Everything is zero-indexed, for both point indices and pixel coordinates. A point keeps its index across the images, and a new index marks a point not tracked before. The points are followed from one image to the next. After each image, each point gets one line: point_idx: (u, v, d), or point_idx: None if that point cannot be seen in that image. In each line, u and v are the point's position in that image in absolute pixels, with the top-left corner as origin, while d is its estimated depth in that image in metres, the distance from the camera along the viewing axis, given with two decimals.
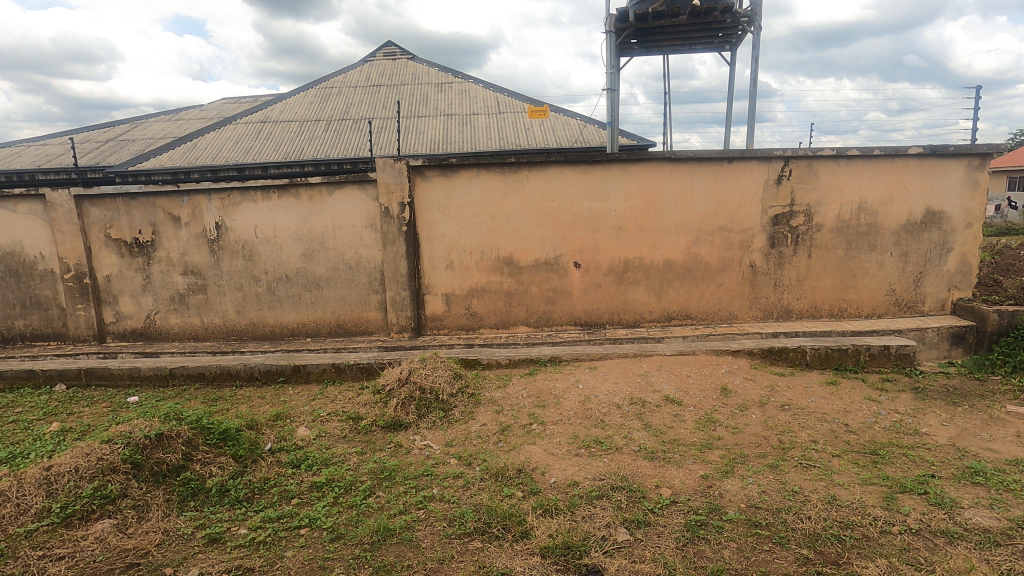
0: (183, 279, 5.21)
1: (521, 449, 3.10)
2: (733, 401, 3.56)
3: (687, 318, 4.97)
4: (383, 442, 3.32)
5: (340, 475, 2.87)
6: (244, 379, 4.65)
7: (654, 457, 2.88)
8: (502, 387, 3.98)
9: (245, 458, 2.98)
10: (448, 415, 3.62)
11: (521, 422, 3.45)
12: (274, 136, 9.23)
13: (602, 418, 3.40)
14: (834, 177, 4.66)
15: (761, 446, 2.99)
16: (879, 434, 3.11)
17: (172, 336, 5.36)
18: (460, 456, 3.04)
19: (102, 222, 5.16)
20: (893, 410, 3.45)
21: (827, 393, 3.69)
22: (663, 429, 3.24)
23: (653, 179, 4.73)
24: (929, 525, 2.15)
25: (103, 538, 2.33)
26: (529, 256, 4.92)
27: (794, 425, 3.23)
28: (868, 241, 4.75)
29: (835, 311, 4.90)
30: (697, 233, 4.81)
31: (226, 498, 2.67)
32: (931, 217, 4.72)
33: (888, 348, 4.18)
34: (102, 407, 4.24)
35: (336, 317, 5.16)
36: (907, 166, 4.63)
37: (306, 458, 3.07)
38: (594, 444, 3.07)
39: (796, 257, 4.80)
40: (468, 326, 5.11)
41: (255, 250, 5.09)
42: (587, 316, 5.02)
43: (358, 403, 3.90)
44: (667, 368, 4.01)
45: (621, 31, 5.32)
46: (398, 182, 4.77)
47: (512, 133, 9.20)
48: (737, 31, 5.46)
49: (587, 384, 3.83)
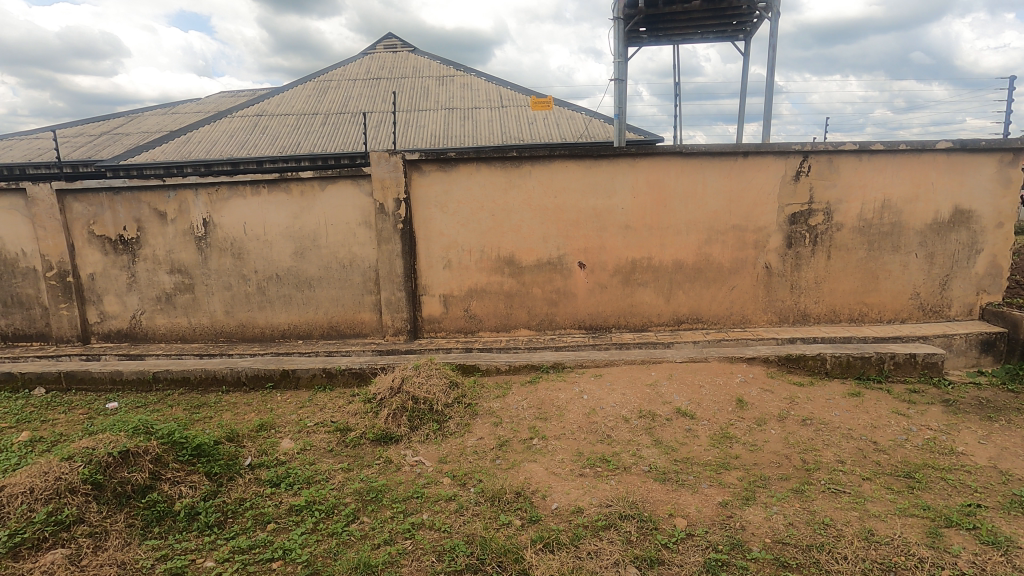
0: (169, 278, 4.97)
1: (520, 467, 2.85)
2: (750, 414, 3.29)
3: (697, 322, 4.70)
4: (371, 458, 3.09)
5: (321, 497, 2.64)
6: (231, 385, 4.42)
7: (666, 479, 2.63)
8: (501, 397, 3.72)
9: (219, 477, 2.77)
10: (442, 427, 3.36)
11: (521, 436, 3.19)
12: (270, 130, 8.97)
13: (608, 433, 3.13)
14: (855, 173, 4.37)
15: (783, 467, 2.74)
16: (911, 453, 2.85)
17: (158, 338, 5.13)
18: (454, 475, 2.80)
19: (85, 218, 4.93)
20: (925, 426, 3.18)
21: (851, 406, 3.42)
22: (675, 445, 2.98)
23: (663, 174, 4.46)
24: (984, 569, 1.89)
25: (51, 573, 2.08)
26: (531, 255, 4.66)
27: (818, 442, 2.98)
28: (892, 242, 4.47)
29: (854, 315, 4.62)
30: (709, 232, 4.54)
31: (195, 523, 2.44)
32: (960, 216, 4.43)
33: (914, 357, 3.91)
34: (78, 414, 4.02)
35: (328, 319, 4.92)
36: (935, 162, 4.34)
37: (286, 476, 2.85)
38: (600, 463, 2.81)
39: (814, 258, 4.53)
40: (467, 329, 4.86)
41: (244, 248, 4.85)
42: (592, 319, 4.76)
43: (347, 412, 3.66)
44: (678, 377, 3.73)
45: (630, 17, 4.98)
46: (393, 176, 4.52)
47: (515, 128, 8.91)
48: (752, 19, 5.18)
49: (592, 395, 3.56)
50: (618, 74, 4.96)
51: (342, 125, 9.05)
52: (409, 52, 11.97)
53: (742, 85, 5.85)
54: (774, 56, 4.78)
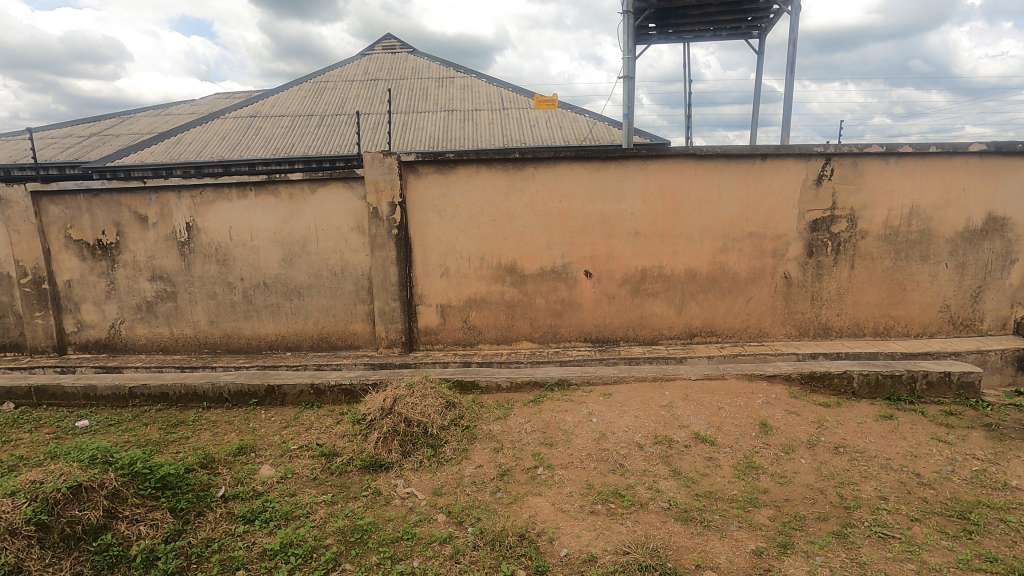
0: (150, 286, 4.68)
1: (524, 502, 2.54)
2: (776, 440, 2.99)
3: (711, 335, 4.41)
4: (358, 488, 2.79)
5: (298, 538, 2.33)
6: (212, 401, 4.12)
7: (689, 520, 2.33)
8: (501, 419, 3.41)
9: (185, 513, 2.47)
10: (437, 453, 3.06)
11: (524, 465, 2.89)
12: (264, 131, 8.70)
13: (621, 461, 2.83)
14: (881, 177, 4.09)
15: (818, 504, 2.44)
16: (960, 488, 2.56)
17: (137, 350, 4.83)
18: (450, 511, 2.50)
19: (62, 221, 4.64)
20: (970, 455, 2.88)
21: (886, 431, 3.12)
22: (696, 477, 2.68)
23: (676, 177, 4.18)
24: None
25: None
26: (533, 263, 4.37)
27: (855, 474, 2.68)
28: (920, 251, 4.18)
29: (879, 329, 4.32)
30: (724, 239, 4.25)
31: (153, 571, 2.15)
32: (994, 224, 4.15)
33: (949, 376, 3.62)
34: (44, 434, 3.71)
35: (318, 330, 4.62)
36: (967, 166, 4.06)
37: (263, 511, 2.54)
38: (613, 499, 2.51)
39: (836, 267, 4.24)
40: (466, 341, 4.55)
41: (230, 253, 4.56)
42: (599, 332, 4.46)
43: (334, 434, 3.36)
44: (694, 398, 3.42)
45: (640, 12, 4.70)
46: (387, 179, 4.23)
47: (516, 131, 8.64)
48: (768, 15, 4.92)
49: (602, 418, 3.25)
50: (627, 71, 4.68)
51: (338, 127, 8.77)
52: (408, 54, 11.71)
53: (756, 86, 5.58)
54: (793, 53, 4.49)
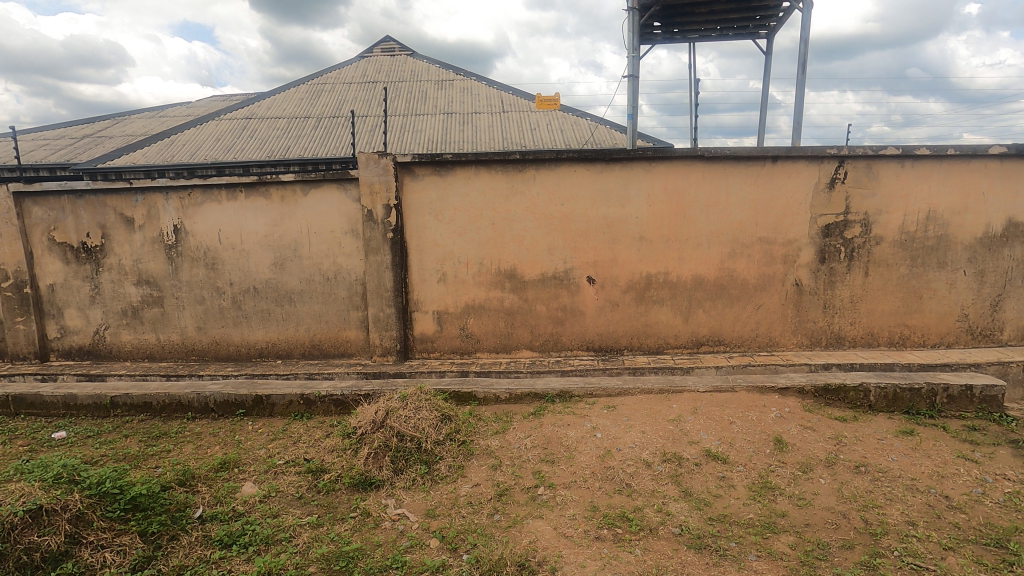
0: (136, 290, 4.50)
1: (524, 526, 2.36)
2: (793, 458, 2.81)
3: (719, 345, 4.23)
4: (346, 509, 2.60)
5: (277, 565, 2.13)
6: (198, 411, 3.93)
7: (703, 548, 2.15)
8: (500, 434, 3.22)
9: (156, 538, 2.27)
10: (431, 471, 2.87)
11: (524, 484, 2.71)
12: (259, 133, 8.54)
13: (628, 481, 2.65)
14: (897, 181, 3.93)
15: (841, 530, 2.26)
16: (994, 513, 2.37)
17: (122, 357, 4.64)
18: (444, 536, 2.31)
19: (44, 223, 4.46)
20: (1000, 476, 2.70)
21: (908, 449, 2.94)
22: (709, 499, 2.50)
23: (682, 180, 4.01)
24: None
25: None
26: (534, 269, 4.20)
27: (879, 496, 2.50)
28: (937, 257, 4.01)
29: (895, 339, 4.15)
30: (733, 244, 4.08)
31: None
32: (1014, 229, 3.98)
33: (971, 389, 3.44)
34: (17, 446, 3.51)
35: (310, 337, 4.44)
36: (986, 169, 3.91)
37: (242, 534, 2.35)
38: (620, 523, 2.32)
39: (850, 274, 4.07)
40: (463, 349, 4.37)
41: (219, 257, 4.38)
42: (602, 340, 4.28)
43: (323, 449, 3.17)
44: (704, 412, 3.24)
45: (646, 10, 4.55)
46: (383, 180, 4.06)
47: (516, 134, 8.49)
48: (778, 14, 4.77)
49: (607, 433, 3.07)
50: (632, 71, 4.53)
51: (334, 129, 8.61)
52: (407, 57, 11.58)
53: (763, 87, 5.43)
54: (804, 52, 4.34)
